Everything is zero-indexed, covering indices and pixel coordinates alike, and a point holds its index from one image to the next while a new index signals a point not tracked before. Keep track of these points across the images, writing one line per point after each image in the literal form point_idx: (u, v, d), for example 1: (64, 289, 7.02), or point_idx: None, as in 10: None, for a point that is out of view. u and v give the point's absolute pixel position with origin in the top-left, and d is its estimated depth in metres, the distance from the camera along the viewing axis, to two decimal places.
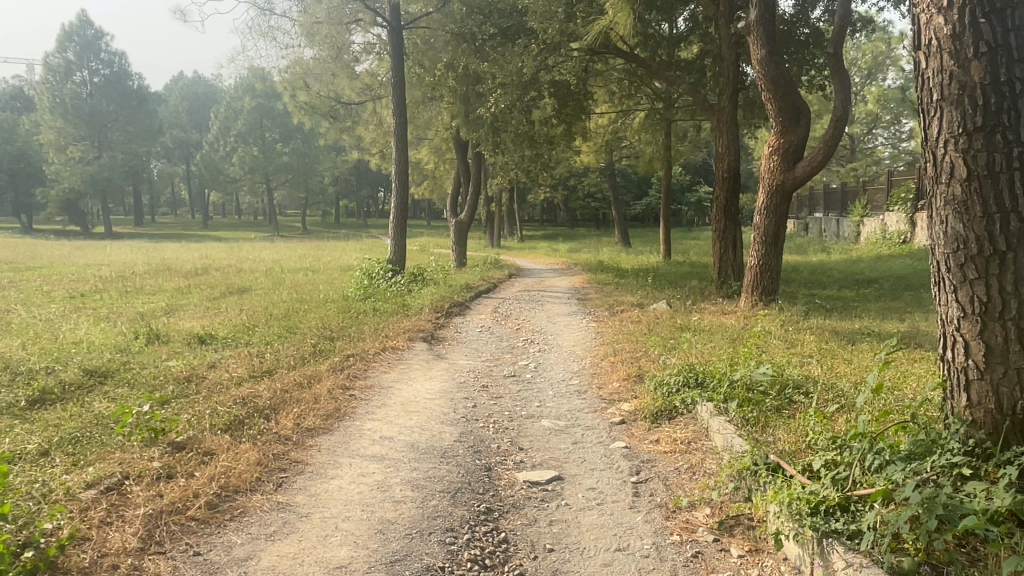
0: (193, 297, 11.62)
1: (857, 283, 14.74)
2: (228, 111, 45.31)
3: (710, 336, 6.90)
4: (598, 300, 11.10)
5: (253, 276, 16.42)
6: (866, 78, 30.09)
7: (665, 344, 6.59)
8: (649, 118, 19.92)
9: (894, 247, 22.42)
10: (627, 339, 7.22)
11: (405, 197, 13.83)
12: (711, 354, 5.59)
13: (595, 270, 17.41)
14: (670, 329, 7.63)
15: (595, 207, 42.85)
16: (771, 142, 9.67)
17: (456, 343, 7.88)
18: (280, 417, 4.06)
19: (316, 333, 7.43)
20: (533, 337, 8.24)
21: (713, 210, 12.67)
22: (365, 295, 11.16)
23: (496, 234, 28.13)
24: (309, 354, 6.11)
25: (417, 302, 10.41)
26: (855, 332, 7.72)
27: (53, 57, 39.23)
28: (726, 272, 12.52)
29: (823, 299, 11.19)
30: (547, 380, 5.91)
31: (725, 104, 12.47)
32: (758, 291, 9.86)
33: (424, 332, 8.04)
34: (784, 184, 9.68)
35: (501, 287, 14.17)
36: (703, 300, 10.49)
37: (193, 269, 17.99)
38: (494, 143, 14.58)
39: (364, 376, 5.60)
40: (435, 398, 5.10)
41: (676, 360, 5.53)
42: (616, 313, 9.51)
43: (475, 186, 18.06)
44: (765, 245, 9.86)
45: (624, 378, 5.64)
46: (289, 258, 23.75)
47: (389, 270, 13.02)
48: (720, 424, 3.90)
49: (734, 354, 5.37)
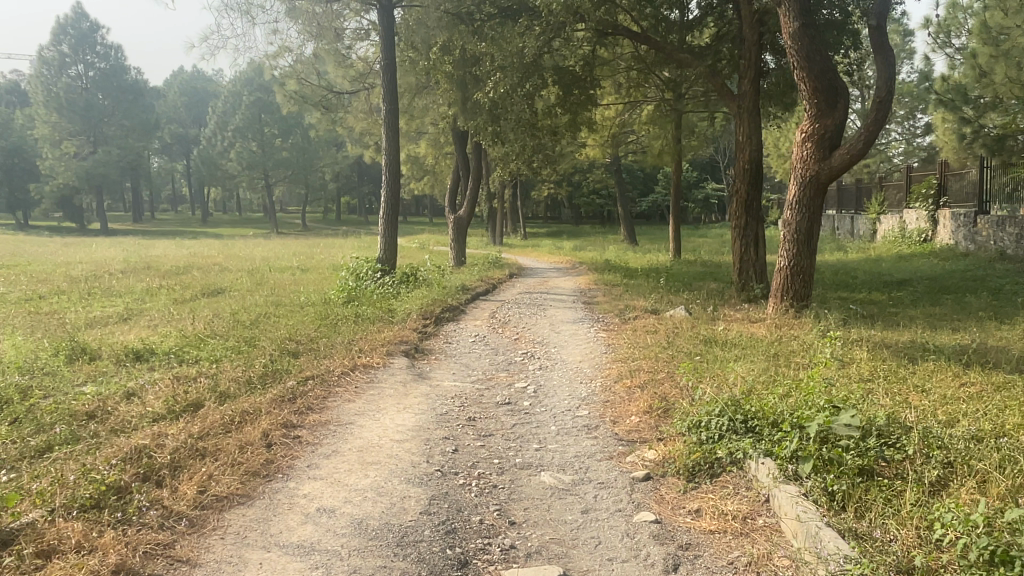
0: (161, 300, 10.53)
1: (885, 285, 13.56)
2: (225, 105, 44.23)
3: (747, 355, 5.74)
4: (607, 304, 9.96)
5: (238, 275, 15.35)
6: None
7: (693, 364, 5.43)
8: (658, 111, 18.75)
9: (915, 246, 21.25)
10: (647, 355, 6.07)
11: (396, 192, 12.71)
12: (757, 383, 4.43)
13: (602, 270, 16.32)
14: (696, 343, 6.47)
15: (600, 204, 41.73)
16: (804, 127, 8.51)
17: (444, 359, 6.72)
18: (179, 484, 2.96)
19: (280, 347, 6.32)
20: (534, 350, 7.08)
21: (733, 205, 11.51)
22: (349, 299, 10.05)
23: (498, 231, 27.04)
24: (259, 376, 5.00)
25: (404, 306, 9.31)
26: (913, 346, 6.56)
27: (48, 50, 38.20)
28: (747, 274, 11.36)
29: (858, 304, 10.02)
30: (548, 412, 4.77)
31: (746, 90, 11.28)
32: (789, 297, 8.70)
33: (405, 344, 6.89)
34: (820, 176, 8.48)
35: (500, 289, 13.06)
36: (726, 306, 9.35)
37: (175, 268, 16.91)
38: (494, 132, 13.32)
39: (320, 407, 4.46)
40: (405, 439, 3.97)
41: (712, 389, 4.38)
42: (627, 320, 8.39)
43: (474, 179, 16.90)
44: (797, 244, 8.71)
45: (646, 412, 4.48)
46: (281, 256, 22.69)
47: (379, 271, 11.91)
48: (789, 500, 2.76)
49: (790, 386, 4.21)
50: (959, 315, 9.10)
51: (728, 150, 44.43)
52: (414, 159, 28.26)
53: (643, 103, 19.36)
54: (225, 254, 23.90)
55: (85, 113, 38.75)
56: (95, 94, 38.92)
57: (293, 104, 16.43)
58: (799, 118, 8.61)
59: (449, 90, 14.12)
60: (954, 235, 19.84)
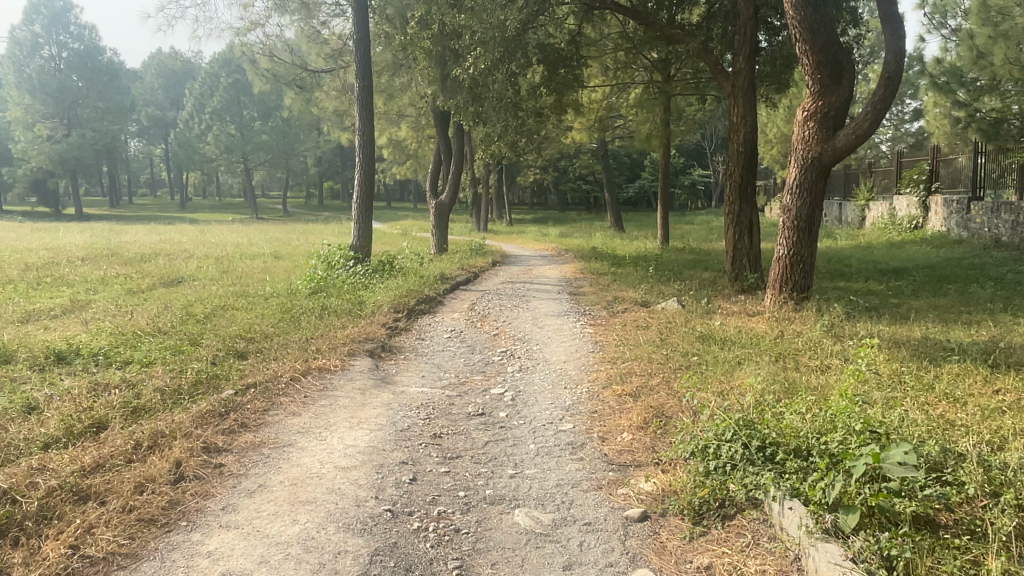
0: (114, 291, 9.74)
1: (882, 274, 13.01)
2: (203, 88, 43.04)
3: (754, 357, 5.11)
4: (594, 295, 9.30)
5: (207, 263, 14.60)
6: None
7: (691, 369, 4.80)
8: (646, 93, 18.08)
9: (906, 233, 20.78)
10: (639, 356, 5.43)
11: (371, 175, 11.95)
12: (770, 395, 3.80)
13: (587, 257, 15.69)
14: (693, 342, 5.84)
15: (586, 189, 41.07)
16: (806, 105, 7.85)
17: (413, 359, 6.05)
18: (40, 545, 2.33)
19: (226, 347, 5.62)
20: (513, 348, 6.41)
21: (726, 190, 10.87)
22: (318, 290, 9.35)
23: (482, 217, 26.35)
24: (190, 386, 4.30)
25: (375, 297, 8.61)
26: (930, 344, 5.95)
27: (18, 29, 36.64)
28: (741, 263, 10.73)
29: (859, 296, 9.42)
30: (526, 426, 4.12)
31: (741, 67, 10.58)
32: (789, 287, 8.06)
33: (370, 342, 6.21)
34: (822, 157, 7.84)
35: (482, 278, 12.37)
36: (720, 298, 8.73)
37: (142, 255, 16.12)
38: (474, 113, 12.56)
39: (256, 424, 3.80)
40: (354, 465, 3.31)
41: (718, 402, 3.73)
42: (615, 314, 7.75)
43: (455, 163, 16.16)
44: (798, 231, 8.06)
45: (641, 428, 3.82)
46: (257, 242, 21.81)
47: (352, 259, 11.20)
48: (833, 568, 2.14)
49: (811, 402, 3.57)
50: (967, 307, 8.52)
51: (715, 136, 43.91)
52: (396, 143, 27.46)
53: (631, 85, 18.65)
54: (200, 240, 23.07)
55: (57, 95, 37.41)
56: (69, 76, 37.52)
57: (265, 83, 15.60)
58: (801, 96, 7.95)
59: (427, 67, 13.34)
60: (946, 222, 19.36)
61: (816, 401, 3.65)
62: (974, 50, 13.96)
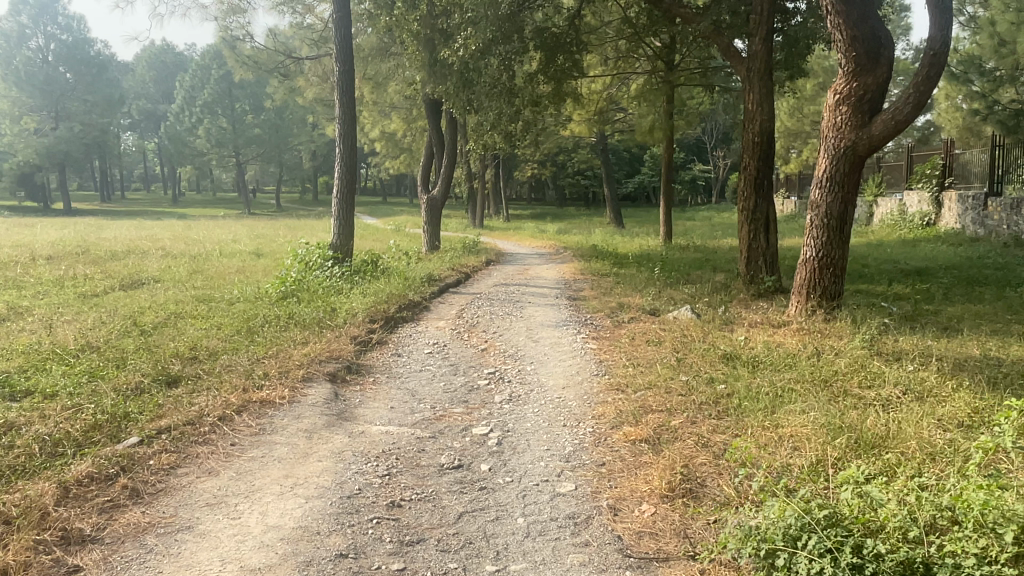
0: (63, 295, 8.73)
1: (904, 276, 12.05)
2: (194, 80, 41.94)
3: (797, 390, 4.16)
4: (597, 301, 8.33)
5: (180, 262, 13.62)
6: None
7: (721, 408, 3.85)
8: (647, 83, 17.13)
9: (918, 230, 19.79)
10: (654, 384, 4.46)
11: (353, 169, 10.95)
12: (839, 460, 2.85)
13: (587, 256, 14.74)
14: (717, 366, 4.88)
15: (585, 185, 40.15)
16: (840, 87, 6.87)
17: (384, 382, 5.09)
18: None
19: (155, 373, 4.63)
20: (504, 368, 5.46)
21: (740, 184, 9.91)
22: (288, 295, 8.38)
23: (478, 213, 25.41)
24: (80, 432, 3.34)
25: (350, 304, 7.64)
26: (1000, 367, 4.98)
27: (5, 20, 35.22)
28: (757, 264, 9.77)
29: (891, 303, 8.44)
30: (516, 487, 3.17)
31: (758, 49, 9.55)
32: (816, 294, 7.09)
33: (334, 362, 5.25)
34: (857, 147, 6.85)
35: (474, 280, 11.42)
36: (737, 305, 7.78)
37: (114, 253, 15.14)
38: (465, 101, 11.60)
39: (152, 494, 2.86)
40: (265, 566, 2.36)
41: (771, 472, 2.78)
42: (621, 325, 6.80)
43: (447, 155, 15.18)
44: (828, 230, 7.06)
45: (665, 499, 2.88)
46: (242, 239, 20.77)
47: (331, 259, 10.23)
48: None
49: (901, 478, 2.62)
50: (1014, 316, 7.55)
51: (715, 130, 43.04)
52: (389, 136, 26.49)
53: (633, 74, 17.68)
54: (182, 236, 22.11)
55: (45, 87, 36.22)
56: (56, 68, 36.31)
57: (246, 71, 14.58)
58: (833, 78, 6.98)
59: (415, 51, 12.36)
60: (960, 220, 18.39)
61: (906, 474, 2.71)
62: (995, 38, 12.82)
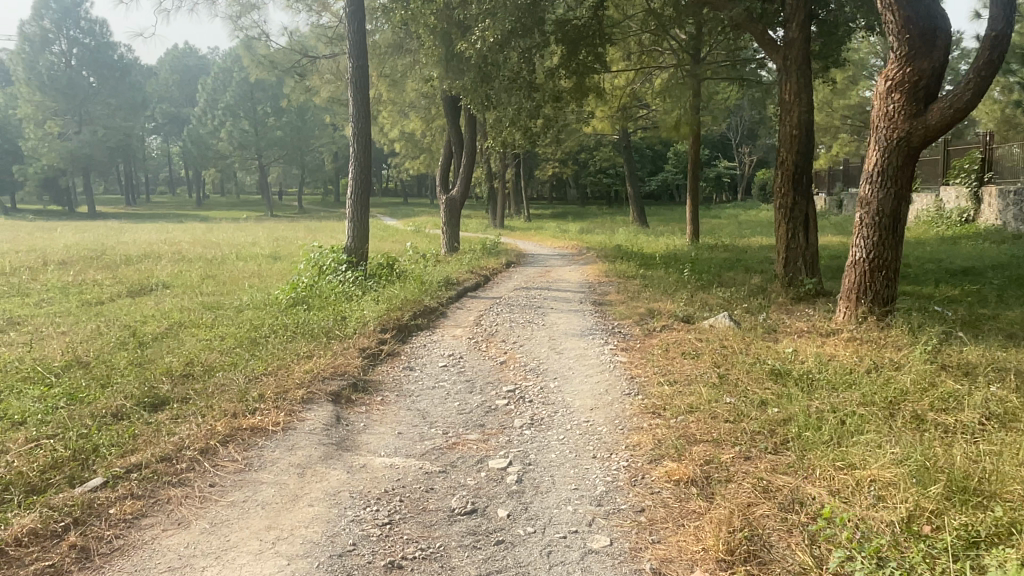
0: (66, 303, 8.36)
1: (949, 276, 11.35)
2: (215, 82, 41.97)
3: (862, 416, 3.63)
4: (624, 307, 7.80)
5: (194, 266, 13.31)
6: None
7: (780, 441, 3.32)
8: (672, 78, 16.57)
9: (956, 226, 18.96)
10: (696, 407, 3.94)
11: (368, 168, 10.50)
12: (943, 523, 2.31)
13: (611, 257, 14.20)
14: (765, 385, 4.35)
15: (607, 183, 39.54)
16: (892, 73, 6.27)
17: (393, 402, 4.61)
18: None
19: (140, 396, 4.19)
20: (525, 384, 4.95)
21: (777, 180, 9.31)
22: (298, 302, 7.94)
23: (499, 212, 24.94)
24: (35, 473, 2.91)
25: (362, 310, 7.18)
26: None
27: (28, 26, 35.28)
28: (795, 265, 9.17)
29: (944, 307, 7.81)
30: (542, 540, 2.66)
31: (794, 35, 8.96)
32: (867, 300, 6.50)
33: (341, 379, 4.78)
34: (911, 138, 6.23)
35: (494, 283, 10.94)
36: (778, 311, 7.22)
37: (128, 257, 14.89)
38: (483, 96, 11.13)
39: (106, 554, 2.42)
40: None
41: (860, 541, 2.25)
42: (653, 335, 6.25)
43: (467, 154, 14.72)
44: (880, 230, 6.46)
45: (724, 566, 2.36)
46: (260, 241, 20.45)
47: (345, 263, 9.80)
48: None
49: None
50: None
51: (740, 127, 42.28)
52: (408, 136, 26.16)
53: (658, 68, 17.11)
54: (201, 238, 21.96)
55: (68, 91, 36.29)
56: (79, 72, 36.46)
57: (262, 71, 14.27)
58: (885, 62, 6.36)
59: (432, 46, 11.91)
60: (1001, 216, 17.53)
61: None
62: None
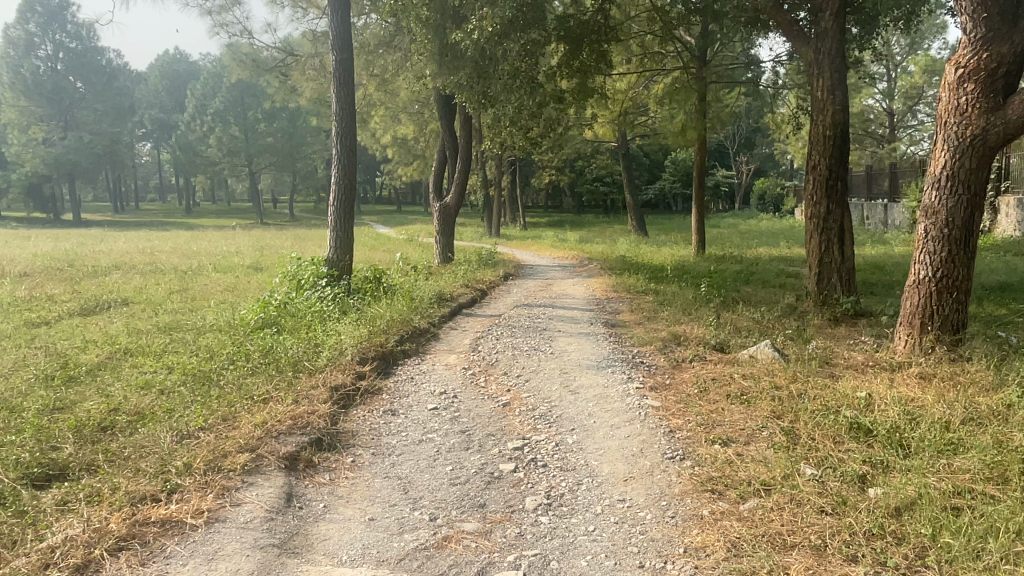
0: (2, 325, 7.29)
1: (988, 293, 10.41)
2: (205, 88, 40.85)
3: (1008, 505, 2.65)
4: (644, 332, 6.80)
5: (165, 279, 12.25)
6: (911, 48, 25.58)
7: (922, 563, 2.30)
8: (677, 82, 15.66)
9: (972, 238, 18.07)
10: (772, 484, 2.96)
11: (352, 174, 9.45)
12: None
13: (617, 269, 13.21)
14: (847, 448, 3.37)
15: (603, 192, 38.72)
16: (965, 59, 5.26)
17: (370, 465, 3.59)
18: None
19: (27, 466, 3.18)
20: (537, 438, 3.93)
21: (809, 186, 8.32)
22: (267, 325, 6.92)
23: (494, 221, 24.00)
24: None
25: (337, 334, 6.16)
26: None
27: (13, 28, 33.63)
28: (830, 282, 8.21)
29: (1007, 331, 6.82)
30: None
31: (827, 26, 8.00)
32: (935, 328, 5.49)
33: (300, 435, 3.73)
34: (988, 135, 5.20)
35: (491, 299, 9.93)
36: (823, 338, 6.23)
37: (97, 268, 13.80)
38: (480, 95, 10.17)
39: None
40: None
41: None
42: (685, 370, 5.23)
43: (461, 159, 13.73)
44: (952, 245, 5.44)
45: None
46: (243, 250, 19.36)
47: (325, 278, 8.77)
48: None
49: None
50: None
51: (739, 136, 41.64)
52: (400, 142, 25.14)
53: (663, 71, 16.26)
54: (182, 248, 20.82)
55: (53, 96, 34.83)
56: (66, 77, 34.99)
57: (244, 70, 13.39)
58: (958, 47, 5.35)
59: (425, 41, 10.94)
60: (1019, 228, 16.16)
61: None
62: None
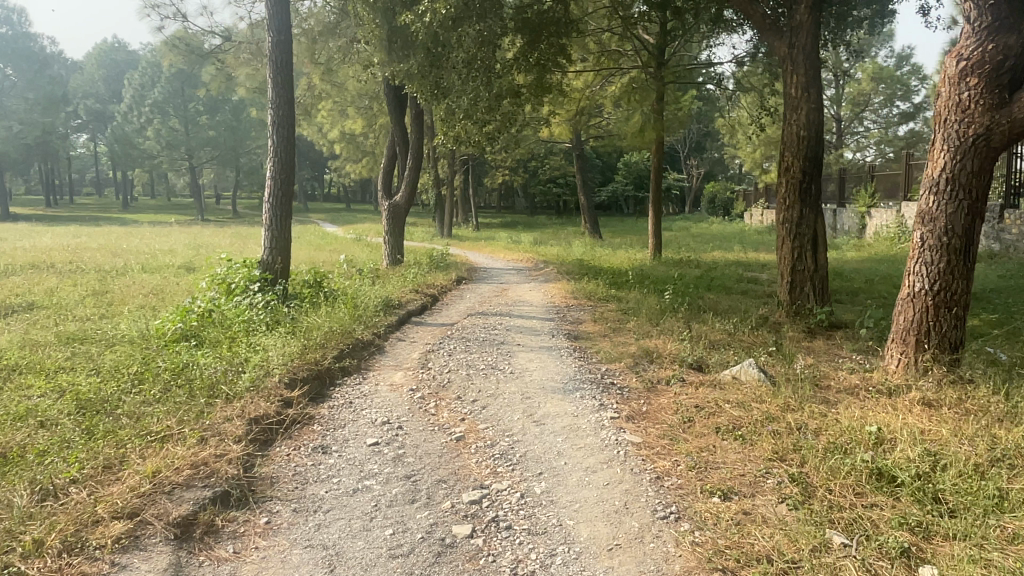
0: None
1: None
2: (143, 78, 38.63)
3: None
4: (611, 345, 6.17)
5: (84, 279, 11.18)
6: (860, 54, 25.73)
7: None
8: (634, 80, 15.19)
9: None
10: (799, 564, 2.35)
11: (290, 168, 8.58)
12: None
13: (574, 273, 12.63)
14: (875, 505, 2.79)
15: (556, 193, 38.33)
16: (968, 51, 4.78)
17: (287, 526, 2.84)
18: None
19: None
20: (499, 487, 3.24)
21: (782, 188, 7.83)
22: (187, 337, 6.07)
23: (446, 221, 23.25)
24: None
25: (266, 349, 5.34)
26: None
27: None
28: (804, 291, 7.74)
29: (991, 345, 6.41)
30: None
31: (802, 20, 7.52)
32: (931, 346, 5.00)
33: (201, 489, 2.97)
34: (992, 135, 4.72)
35: (442, 305, 9.22)
36: (807, 356, 5.70)
37: (9, 268, 12.54)
38: (430, 87, 9.44)
39: None
40: None
41: None
42: (663, 394, 4.61)
43: (412, 155, 12.95)
44: (950, 255, 4.95)
45: None
46: (177, 248, 18.16)
47: (258, 282, 7.92)
48: None
49: None
50: None
51: (689, 138, 41.77)
52: (349, 138, 24.16)
53: (620, 69, 15.81)
54: (112, 245, 19.46)
55: None
56: None
57: (177, 56, 12.31)
58: (960, 37, 4.86)
59: (372, 27, 10.15)
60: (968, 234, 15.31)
61: None
62: None
